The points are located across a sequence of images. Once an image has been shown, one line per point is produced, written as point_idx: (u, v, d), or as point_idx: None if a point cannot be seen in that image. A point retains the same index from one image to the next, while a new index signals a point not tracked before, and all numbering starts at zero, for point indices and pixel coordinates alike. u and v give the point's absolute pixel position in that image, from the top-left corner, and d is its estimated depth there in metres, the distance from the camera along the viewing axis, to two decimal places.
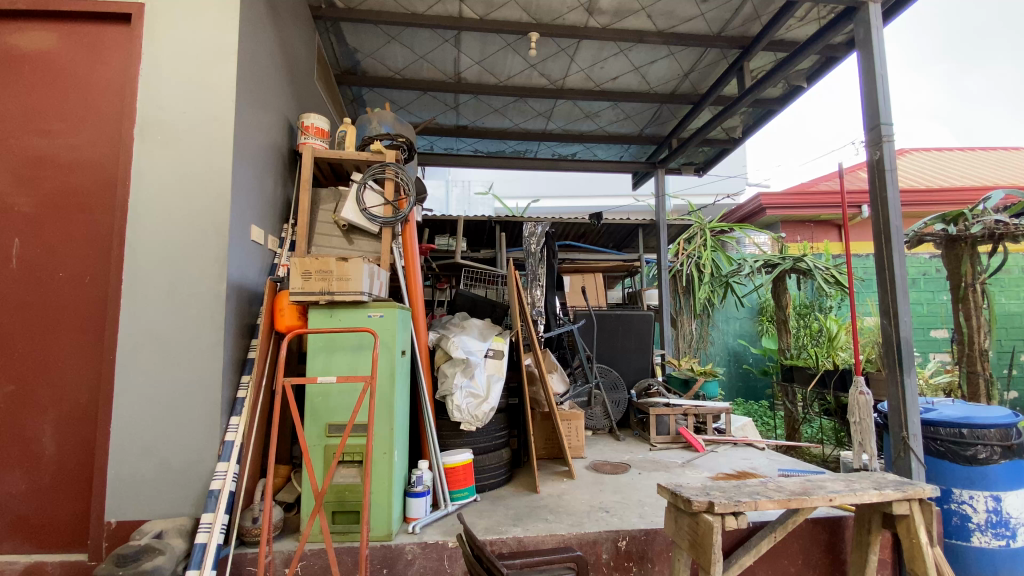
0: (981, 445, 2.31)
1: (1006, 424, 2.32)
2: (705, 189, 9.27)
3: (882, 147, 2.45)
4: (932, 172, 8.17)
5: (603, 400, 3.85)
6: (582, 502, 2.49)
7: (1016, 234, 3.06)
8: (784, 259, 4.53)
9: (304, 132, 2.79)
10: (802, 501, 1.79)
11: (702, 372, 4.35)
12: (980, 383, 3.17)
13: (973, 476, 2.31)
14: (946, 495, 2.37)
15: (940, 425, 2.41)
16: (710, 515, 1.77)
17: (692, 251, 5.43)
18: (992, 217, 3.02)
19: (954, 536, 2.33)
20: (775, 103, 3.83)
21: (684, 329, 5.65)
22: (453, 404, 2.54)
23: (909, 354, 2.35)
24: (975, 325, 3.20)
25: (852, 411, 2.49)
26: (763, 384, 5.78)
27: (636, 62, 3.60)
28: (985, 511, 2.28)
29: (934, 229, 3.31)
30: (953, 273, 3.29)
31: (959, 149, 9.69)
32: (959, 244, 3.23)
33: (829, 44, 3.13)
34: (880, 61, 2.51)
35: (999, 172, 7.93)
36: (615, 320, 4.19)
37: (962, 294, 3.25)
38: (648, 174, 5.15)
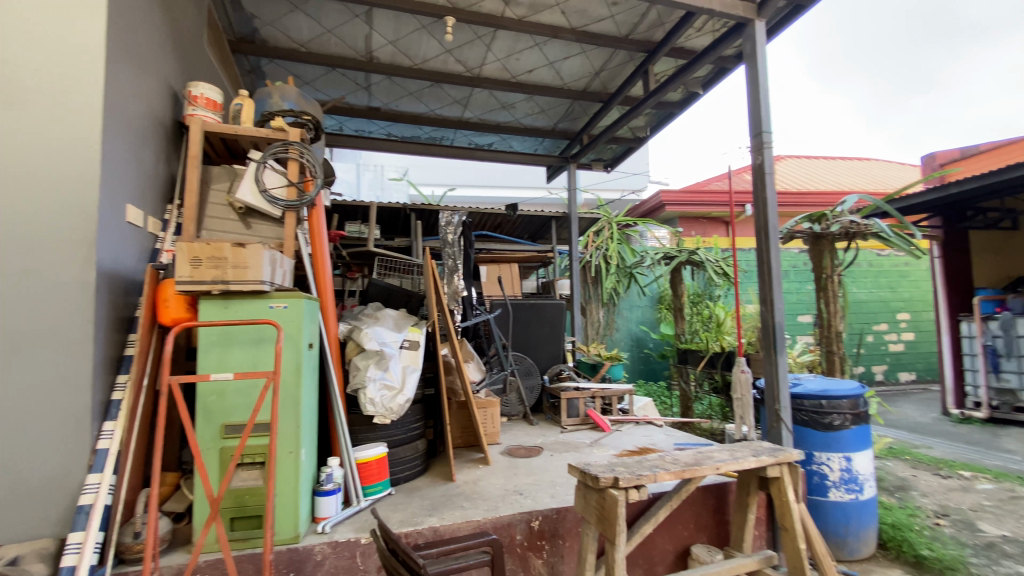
0: (836, 413, 2.70)
1: (856, 395, 2.72)
2: (611, 185, 9.88)
3: (763, 153, 2.74)
4: (803, 177, 9.34)
5: (518, 386, 4.00)
6: (497, 487, 2.55)
7: (867, 233, 3.55)
8: (681, 252, 4.89)
9: (191, 103, 2.46)
10: (694, 471, 2.00)
11: (609, 356, 4.66)
12: (836, 360, 3.68)
13: (829, 441, 2.70)
14: (809, 458, 2.75)
15: (805, 398, 2.79)
16: (615, 490, 1.92)
17: (600, 244, 5.69)
18: (847, 217, 3.50)
19: (815, 493, 2.72)
20: (675, 107, 4.11)
21: (593, 317, 5.85)
22: (366, 397, 2.50)
23: (781, 337, 2.68)
24: (833, 311, 3.69)
25: (735, 388, 2.79)
26: (662, 365, 6.27)
27: (550, 56, 3.67)
28: (839, 470, 2.68)
29: (803, 227, 3.76)
30: (816, 266, 3.77)
31: (823, 157, 11.19)
32: (822, 240, 3.67)
33: (721, 56, 3.42)
34: (763, 74, 2.79)
35: (853, 180, 9.30)
36: (530, 310, 4.30)
37: (824, 283, 3.73)
38: (561, 167, 5.32)
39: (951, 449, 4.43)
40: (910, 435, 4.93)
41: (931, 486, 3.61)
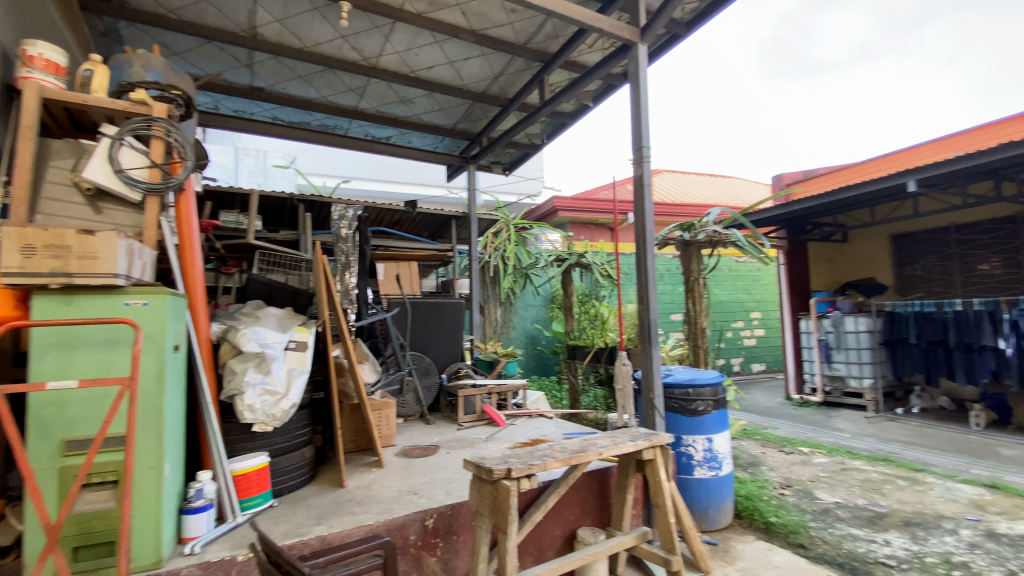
0: (700, 400, 3.06)
1: (716, 383, 3.12)
2: (509, 188, 10.21)
3: (643, 166, 3.02)
4: (677, 191, 10.46)
5: (415, 386, 3.94)
6: (391, 488, 2.51)
7: (727, 242, 4.06)
8: (571, 255, 5.18)
9: (26, 63, 2.07)
10: (580, 458, 2.16)
11: (505, 354, 4.79)
12: (701, 353, 4.17)
13: (694, 424, 3.05)
14: (678, 441, 3.09)
15: (675, 387, 3.13)
16: (508, 480, 2.00)
17: (498, 244, 5.83)
18: (711, 227, 3.98)
19: (683, 472, 3.06)
20: (569, 117, 4.36)
21: (490, 316, 5.98)
22: (243, 404, 2.31)
23: (654, 333, 2.98)
24: (698, 309, 4.18)
25: (618, 379, 3.04)
26: (553, 360, 6.57)
27: (450, 56, 3.69)
28: (702, 450, 3.04)
29: (675, 235, 4.21)
30: (686, 270, 4.23)
31: (693, 173, 12.59)
32: (691, 247, 4.15)
33: (609, 73, 3.70)
34: (644, 93, 3.07)
35: (716, 195, 10.61)
36: (428, 308, 4.27)
37: (692, 285, 4.21)
38: (460, 167, 5.37)
39: (792, 429, 5.23)
40: (761, 418, 5.73)
41: (777, 461, 4.24)
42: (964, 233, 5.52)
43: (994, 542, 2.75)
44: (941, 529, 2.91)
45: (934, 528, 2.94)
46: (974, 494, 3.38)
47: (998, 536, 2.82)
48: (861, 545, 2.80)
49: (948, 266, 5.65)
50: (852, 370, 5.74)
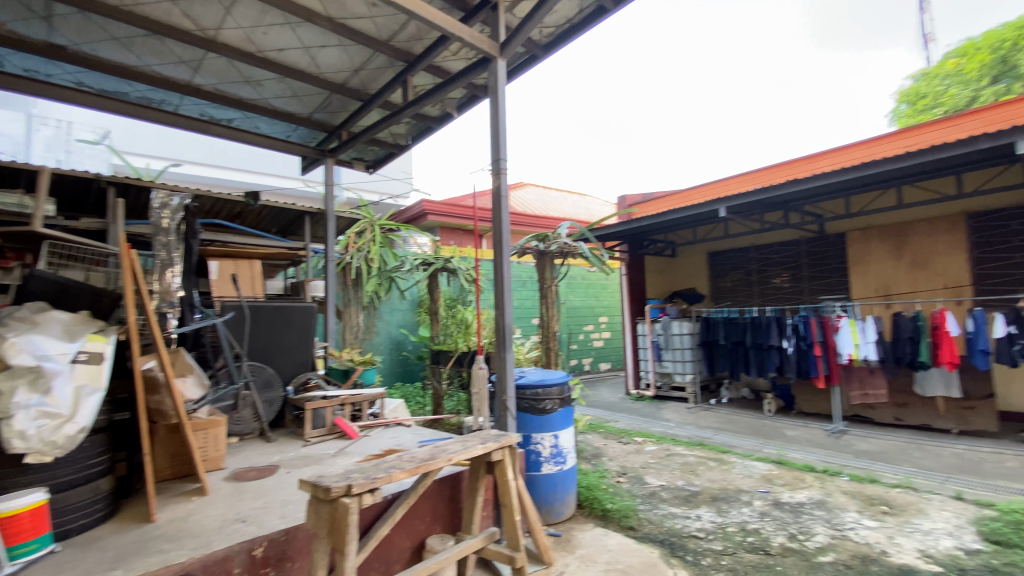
0: (548, 399, 3.25)
1: (563, 383, 3.33)
2: (373, 187, 9.87)
3: (500, 177, 3.12)
4: (538, 205, 11.13)
5: (254, 401, 3.55)
6: (214, 518, 2.21)
7: (576, 252, 4.39)
8: (437, 259, 5.11)
9: None
10: (428, 466, 2.13)
11: (361, 361, 4.55)
12: (553, 356, 4.43)
13: (542, 422, 3.23)
14: (528, 439, 3.23)
15: (526, 388, 3.27)
16: (348, 498, 1.88)
17: (361, 245, 5.54)
18: (563, 239, 4.27)
19: (532, 469, 3.21)
20: (433, 121, 4.34)
21: (351, 321, 5.61)
22: (10, 430, 1.83)
23: (508, 337, 3.09)
24: (550, 315, 4.46)
25: (474, 383, 3.08)
26: (418, 366, 6.46)
27: (304, 41, 3.42)
28: (550, 446, 3.22)
29: (532, 244, 4.44)
30: (541, 278, 4.47)
31: (554, 189, 13.51)
32: (546, 256, 4.40)
33: (473, 83, 3.77)
34: (503, 107, 3.18)
35: (573, 210, 11.51)
36: (273, 313, 3.88)
37: (545, 292, 4.46)
38: (317, 161, 5.02)
39: (630, 421, 5.85)
40: (604, 412, 6.31)
41: (616, 451, 4.69)
42: (761, 252, 6.70)
43: (774, 507, 3.36)
44: (739, 501, 3.47)
45: (734, 501, 3.48)
46: (762, 468, 4.11)
47: (777, 502, 3.45)
48: (679, 521, 3.22)
49: (749, 278, 6.83)
50: (677, 367, 6.63)
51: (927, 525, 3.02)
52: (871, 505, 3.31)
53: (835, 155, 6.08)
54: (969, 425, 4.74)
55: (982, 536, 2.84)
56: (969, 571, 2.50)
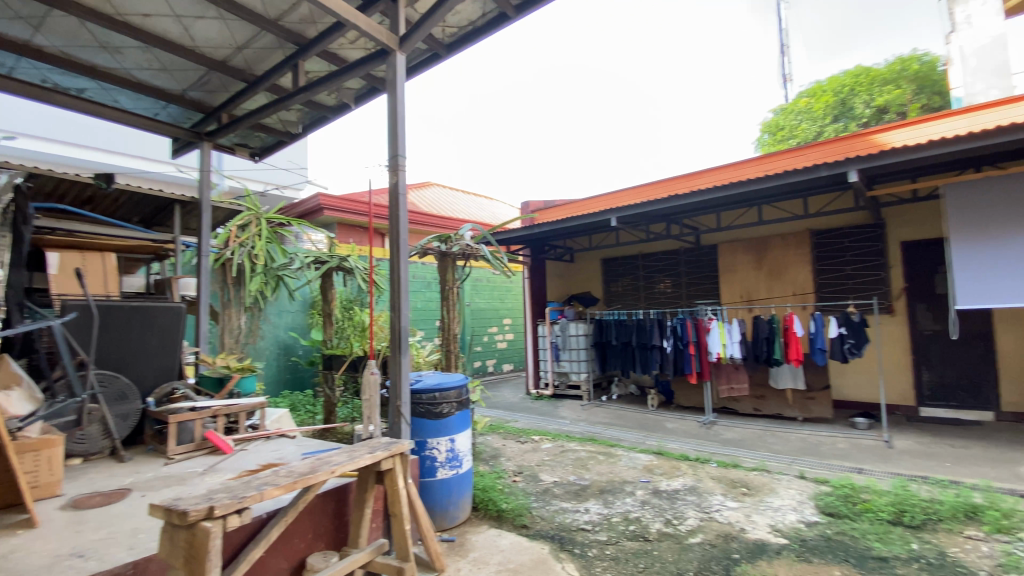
0: (444, 403, 3.20)
1: (460, 386, 3.30)
2: (261, 177, 9.11)
3: (397, 174, 3.02)
4: (443, 206, 11.05)
5: (103, 415, 3.05)
6: (40, 556, 1.86)
7: (478, 255, 4.39)
8: (332, 257, 4.81)
9: None
10: (307, 480, 1.98)
11: (239, 368, 4.12)
12: (453, 358, 4.40)
13: (438, 427, 3.17)
14: (424, 444, 3.16)
15: (423, 393, 3.19)
16: (209, 521, 1.69)
17: (245, 240, 5.07)
18: (465, 240, 4.25)
19: (427, 475, 3.14)
20: (329, 111, 4.11)
21: (231, 323, 5.12)
22: None
23: (404, 340, 3.00)
24: (450, 317, 4.42)
25: (364, 390, 2.94)
26: (309, 373, 6.07)
27: (176, 9, 3.03)
28: (445, 450, 3.18)
29: (433, 245, 4.36)
30: (443, 279, 4.41)
31: (460, 191, 13.50)
32: (447, 258, 4.36)
33: (372, 75, 3.62)
34: (401, 102, 3.08)
35: (478, 213, 11.60)
36: (129, 314, 3.41)
37: (447, 294, 4.41)
38: (192, 144, 4.50)
39: (529, 420, 6.00)
40: (504, 413, 6.41)
41: (513, 451, 4.78)
42: (649, 259, 7.26)
43: (654, 495, 3.63)
44: (623, 492, 3.69)
45: (619, 492, 3.71)
46: (645, 459, 4.43)
47: (656, 490, 3.73)
48: (569, 515, 3.35)
49: (637, 283, 7.35)
50: (573, 366, 6.97)
51: (776, 502, 3.45)
52: (734, 488, 3.72)
53: (711, 175, 6.78)
54: (810, 412, 5.48)
55: (818, 508, 3.31)
56: (807, 541, 2.90)
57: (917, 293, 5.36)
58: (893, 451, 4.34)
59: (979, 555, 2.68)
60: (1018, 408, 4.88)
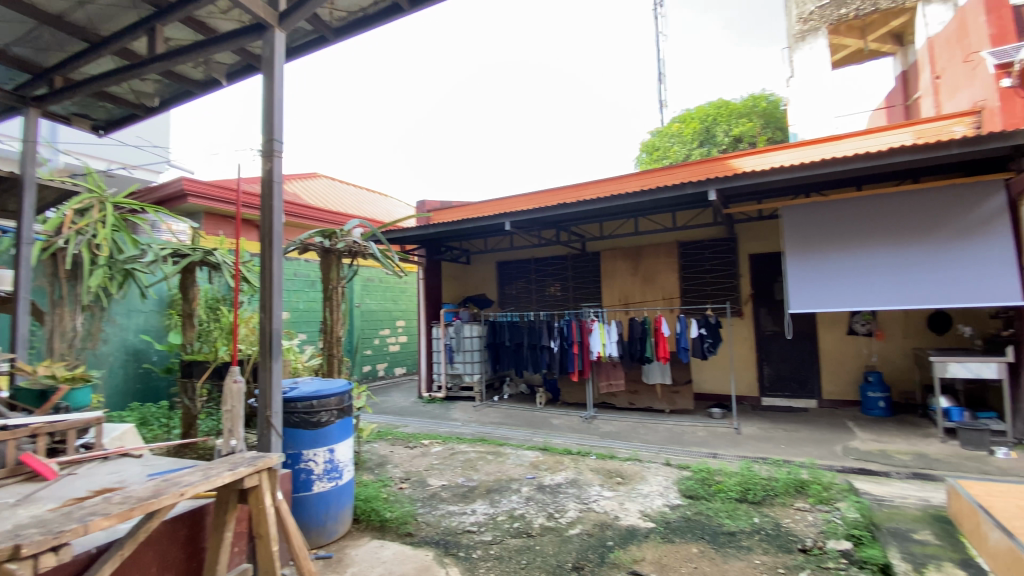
0: (323, 411, 2.99)
1: (342, 392, 3.10)
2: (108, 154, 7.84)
3: (272, 160, 2.77)
4: (331, 200, 10.44)
5: None
6: None
7: (365, 252, 4.19)
8: (194, 250, 4.28)
9: None
10: (148, 505, 1.71)
11: (69, 377, 3.44)
12: (334, 362, 4.16)
13: (316, 437, 2.95)
14: (298, 457, 2.93)
15: (298, 401, 2.95)
16: (14, 563, 1.37)
17: (83, 227, 4.26)
18: (351, 237, 4.03)
19: (301, 490, 2.91)
20: (195, 86, 3.66)
21: (62, 325, 4.34)
22: None
23: (277, 343, 2.75)
24: (334, 318, 4.16)
25: (225, 400, 2.62)
26: (167, 381, 5.34)
27: None
28: (323, 462, 2.97)
29: (315, 240, 4.06)
30: (324, 277, 4.15)
31: (351, 185, 12.86)
32: (331, 255, 4.11)
33: (248, 51, 3.30)
34: (280, 83, 2.83)
35: (370, 210, 11.15)
36: None
37: (329, 293, 4.15)
38: (12, 109, 3.73)
39: (419, 424, 5.88)
40: (393, 419, 6.21)
41: (401, 457, 4.65)
42: (540, 263, 7.55)
43: (538, 491, 3.75)
44: (509, 490, 3.76)
45: (505, 491, 3.77)
46: (531, 456, 4.57)
47: (541, 485, 3.86)
48: (454, 518, 3.33)
49: (529, 286, 7.63)
50: (466, 367, 6.95)
51: (646, 489, 3.75)
52: (610, 478, 3.98)
53: (596, 186, 7.22)
54: (675, 405, 6.08)
55: (681, 492, 3.66)
56: (671, 523, 3.19)
57: (760, 299, 6.20)
58: (741, 436, 4.96)
59: (803, 522, 3.15)
60: (833, 395, 5.87)
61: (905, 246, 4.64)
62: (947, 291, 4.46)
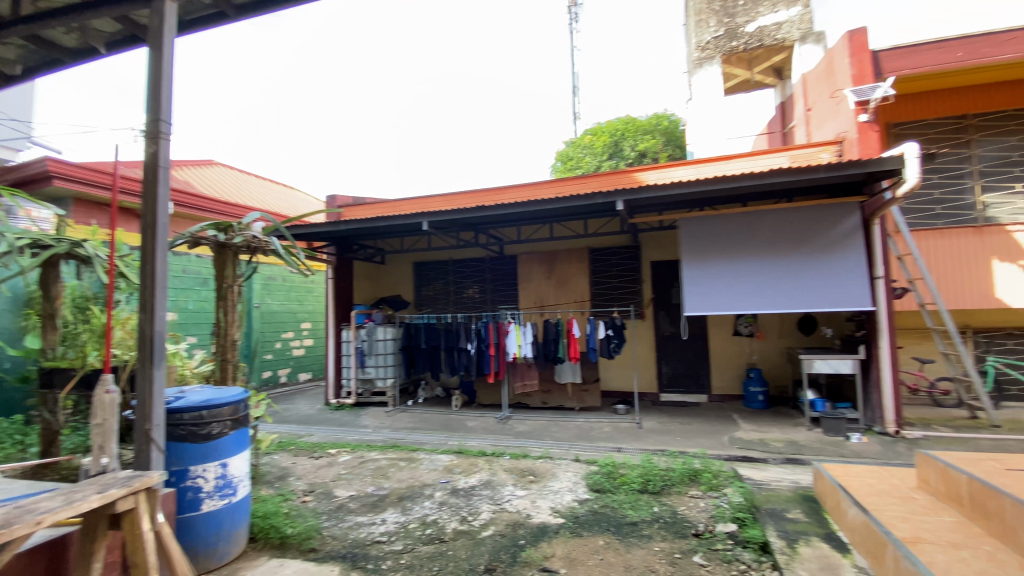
0: (214, 422, 2.73)
1: (237, 400, 2.85)
2: None
3: (157, 142, 2.48)
4: (231, 191, 9.63)
5: None
6: None
7: (267, 249, 3.90)
8: (58, 241, 3.64)
9: None
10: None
11: None
12: (229, 368, 3.83)
13: (206, 451, 2.69)
14: (183, 474, 2.65)
15: (184, 411, 2.67)
16: None
17: None
18: (250, 231, 3.74)
19: (187, 510, 2.63)
20: (67, 55, 3.20)
21: None
22: None
23: (160, 347, 2.48)
24: (229, 320, 3.83)
25: (95, 413, 2.30)
26: (18, 390, 4.61)
27: None
28: (214, 478, 2.71)
29: (208, 234, 3.70)
30: (218, 274, 3.80)
31: (255, 176, 11.94)
32: (226, 250, 3.78)
33: (133, 21, 2.92)
34: (170, 58, 2.55)
35: (275, 204, 10.44)
36: None
37: (224, 293, 3.81)
38: None
39: (326, 433, 5.58)
40: (296, 428, 5.82)
41: (305, 468, 4.37)
42: (457, 265, 7.56)
43: (451, 495, 3.73)
44: (421, 496, 3.69)
45: (418, 497, 3.70)
46: (445, 460, 4.53)
47: (454, 489, 3.84)
48: (363, 530, 3.20)
49: (447, 287, 7.61)
50: (379, 371, 6.71)
51: (557, 486, 3.88)
52: (522, 477, 4.06)
53: (513, 191, 7.38)
54: (584, 402, 6.36)
55: (589, 487, 3.84)
56: (579, 517, 3.33)
57: (660, 302, 6.69)
58: (643, 431, 5.32)
59: (696, 509, 3.45)
60: (722, 390, 6.48)
61: (780, 257, 5.27)
62: (811, 297, 5.12)
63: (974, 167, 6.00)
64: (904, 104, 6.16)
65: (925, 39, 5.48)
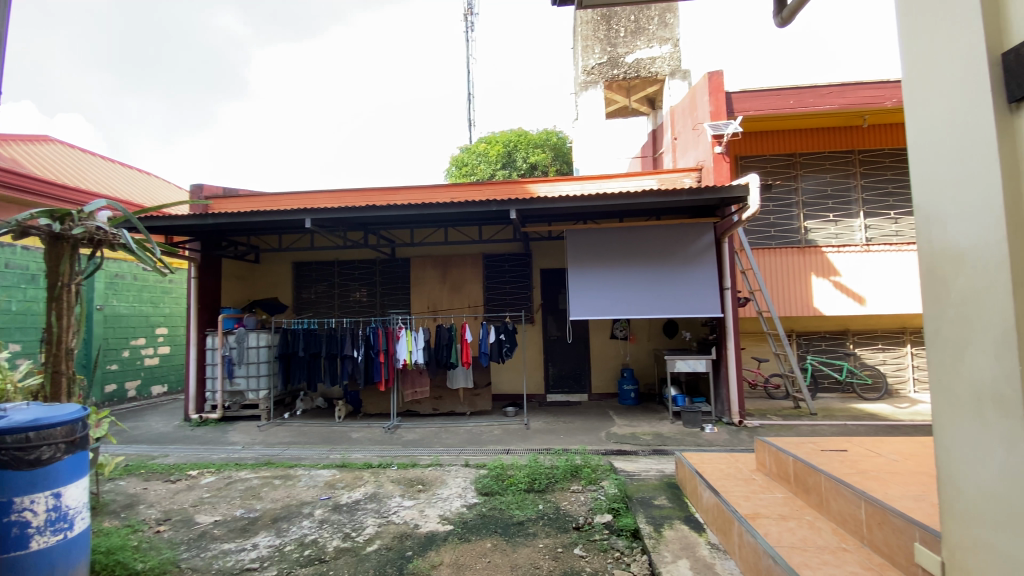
0: (45, 445, 2.32)
1: (74, 420, 2.46)
2: None
3: None
4: (68, 171, 8.18)
5: None
6: None
7: (115, 243, 3.40)
8: None
9: None
10: None
11: None
12: (62, 382, 3.28)
13: (34, 480, 2.28)
14: (4, 508, 2.21)
15: (6, 434, 2.23)
16: None
17: None
18: (94, 222, 3.23)
19: (11, 550, 2.20)
20: None
21: None
22: None
23: None
24: (65, 325, 3.27)
25: None
26: None
27: None
28: (45, 511, 2.31)
29: (38, 223, 3.12)
30: (50, 270, 3.22)
31: (100, 156, 10.24)
32: (62, 242, 3.22)
33: None
34: None
35: (125, 189, 9.06)
36: None
37: (57, 293, 3.24)
38: None
39: (183, 453, 4.98)
40: (146, 449, 5.11)
41: (159, 494, 3.87)
42: (343, 267, 7.26)
43: (333, 512, 3.58)
44: (299, 516, 3.49)
45: (295, 517, 3.48)
46: (326, 475, 4.32)
47: (336, 505, 3.69)
48: (231, 557, 2.94)
49: (332, 290, 7.27)
50: (250, 383, 6.17)
51: (445, 493, 3.92)
52: (411, 487, 4.04)
53: (406, 193, 7.29)
54: (476, 406, 6.52)
55: (477, 491, 3.94)
56: (467, 522, 3.41)
57: (548, 308, 7.08)
58: (530, 431, 5.58)
59: (577, 503, 3.73)
60: (600, 390, 7.04)
61: (651, 268, 5.90)
62: (675, 304, 5.81)
63: (798, 199, 7.29)
64: (750, 140, 7.32)
65: (767, 87, 6.60)
